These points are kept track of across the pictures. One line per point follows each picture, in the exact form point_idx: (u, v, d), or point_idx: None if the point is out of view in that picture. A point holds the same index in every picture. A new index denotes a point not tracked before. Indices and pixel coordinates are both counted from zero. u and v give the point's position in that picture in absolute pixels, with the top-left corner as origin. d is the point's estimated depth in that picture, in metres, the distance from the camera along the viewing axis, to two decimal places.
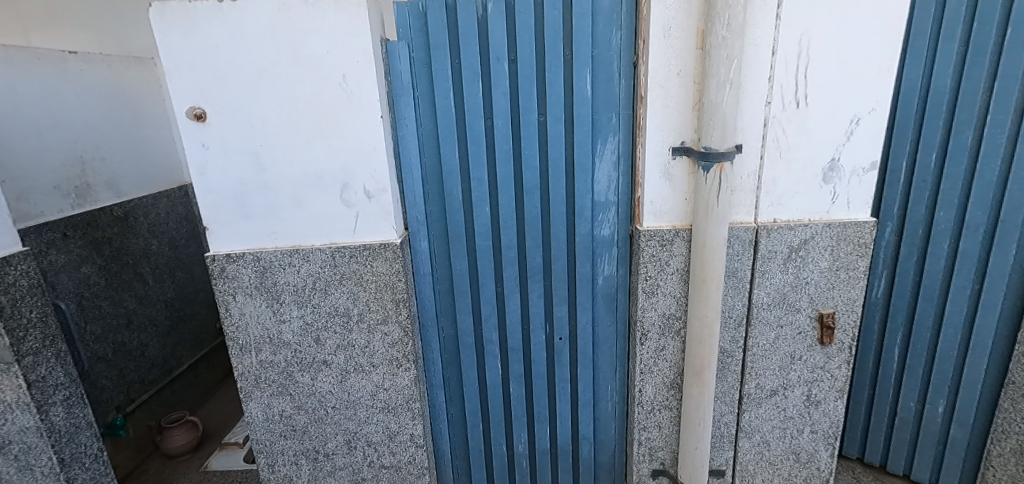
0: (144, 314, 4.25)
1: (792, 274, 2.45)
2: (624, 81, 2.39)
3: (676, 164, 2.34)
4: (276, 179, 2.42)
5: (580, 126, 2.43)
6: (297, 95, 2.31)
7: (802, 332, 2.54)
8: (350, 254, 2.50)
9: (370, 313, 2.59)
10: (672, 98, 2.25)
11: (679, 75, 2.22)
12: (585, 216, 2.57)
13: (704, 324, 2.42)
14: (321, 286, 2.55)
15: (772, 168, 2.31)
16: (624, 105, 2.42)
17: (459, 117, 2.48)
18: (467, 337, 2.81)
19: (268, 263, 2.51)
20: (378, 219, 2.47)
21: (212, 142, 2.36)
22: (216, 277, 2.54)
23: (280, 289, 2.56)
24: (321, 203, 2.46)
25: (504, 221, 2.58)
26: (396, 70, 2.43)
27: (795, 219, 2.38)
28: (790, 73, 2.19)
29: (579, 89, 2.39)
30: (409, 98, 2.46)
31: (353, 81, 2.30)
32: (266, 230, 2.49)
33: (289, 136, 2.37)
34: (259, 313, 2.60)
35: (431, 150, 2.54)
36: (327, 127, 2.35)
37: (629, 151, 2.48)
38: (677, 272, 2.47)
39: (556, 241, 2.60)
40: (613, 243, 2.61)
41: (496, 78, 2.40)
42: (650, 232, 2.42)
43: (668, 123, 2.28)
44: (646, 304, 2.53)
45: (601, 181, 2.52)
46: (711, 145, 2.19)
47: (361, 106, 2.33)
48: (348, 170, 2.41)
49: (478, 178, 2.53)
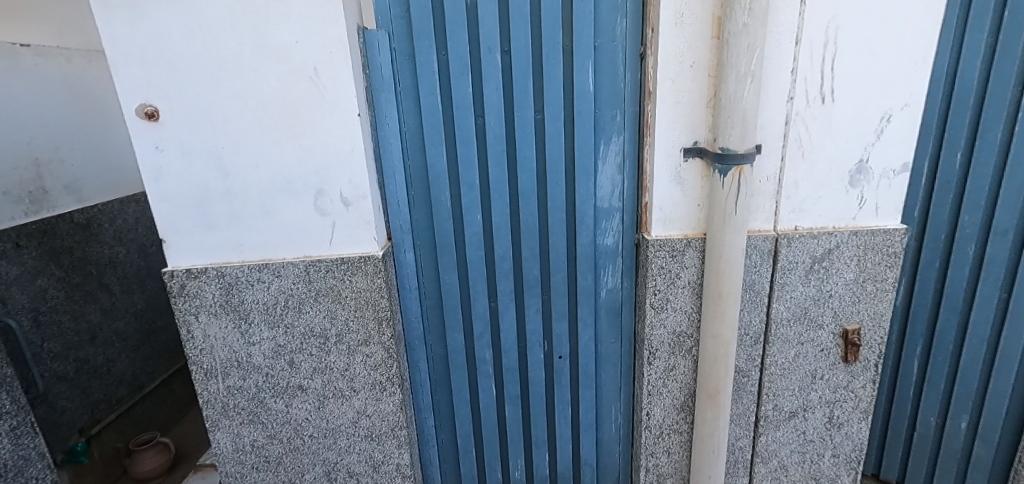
0: (109, 329, 3.95)
1: (815, 286, 2.23)
2: (630, 75, 2.15)
3: (687, 167, 2.11)
4: (241, 185, 2.16)
5: (581, 125, 2.19)
6: (262, 90, 2.05)
7: (824, 349, 2.32)
8: (326, 268, 2.25)
9: (350, 333, 2.34)
10: (685, 93, 2.02)
11: (692, 67, 1.99)
12: (587, 224, 2.33)
13: (719, 343, 2.20)
14: (295, 304, 2.30)
15: (794, 170, 2.08)
16: (630, 101, 2.18)
17: (447, 116, 2.23)
18: (457, 356, 2.55)
19: (233, 279, 2.25)
20: (357, 228, 2.21)
21: (166, 144, 2.09)
22: (175, 295, 2.27)
23: (248, 308, 2.30)
24: (293, 211, 2.20)
25: (498, 230, 2.34)
26: (374, 62, 2.17)
27: (819, 226, 2.16)
28: (816, 64, 1.96)
29: (581, 84, 2.15)
30: (390, 94, 2.20)
31: (326, 75, 2.04)
32: (231, 241, 2.23)
33: (255, 137, 2.10)
34: (225, 335, 2.33)
35: (416, 152, 2.29)
36: (298, 126, 2.09)
37: (635, 151, 2.24)
38: (688, 285, 2.25)
39: (555, 252, 2.36)
40: (618, 253, 2.38)
41: (487, 73, 2.15)
42: (659, 241, 2.19)
43: (679, 121, 2.05)
44: (654, 321, 2.30)
45: (605, 185, 2.29)
46: (729, 146, 1.95)
47: (336, 103, 2.07)
48: (322, 174, 2.15)
49: (469, 183, 2.28)
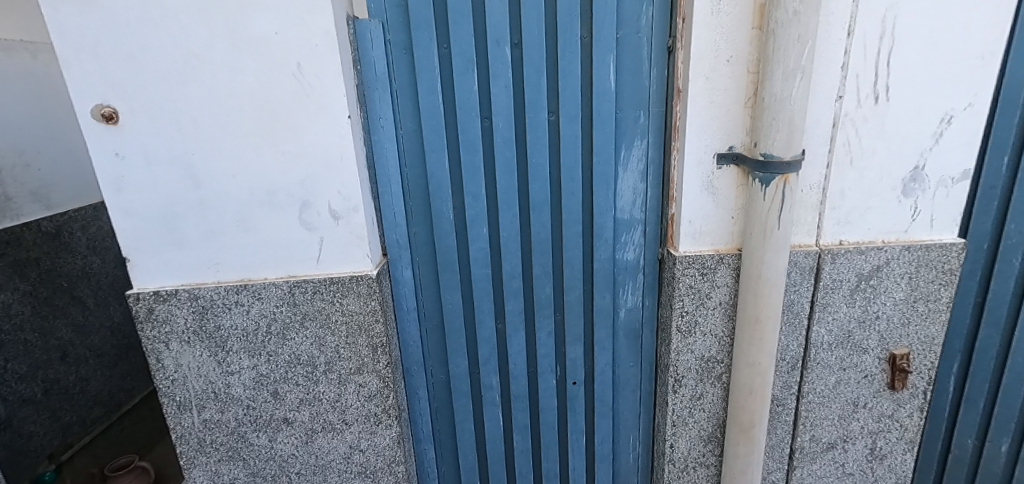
0: (83, 345, 3.67)
1: (861, 307, 2.00)
2: (655, 72, 1.91)
3: (721, 175, 1.87)
4: (216, 197, 1.90)
5: (600, 128, 1.95)
6: (238, 88, 1.78)
7: (868, 375, 2.09)
8: (313, 290, 1.99)
9: (341, 361, 2.10)
10: (720, 91, 1.78)
11: (730, 62, 1.75)
12: (606, 237, 2.09)
13: (756, 371, 1.96)
14: (279, 330, 2.05)
15: (840, 178, 1.85)
16: (655, 101, 1.94)
17: (449, 118, 1.98)
18: (461, 383, 2.31)
19: (208, 303, 2.00)
20: (349, 245, 1.97)
21: (128, 151, 1.83)
22: (143, 321, 2.01)
23: (226, 334, 2.04)
24: (276, 226, 1.94)
25: (506, 245, 2.09)
26: (366, 56, 1.91)
27: (866, 240, 1.93)
28: (870, 59, 1.73)
29: (600, 82, 1.91)
30: (385, 92, 1.95)
31: (311, 71, 1.78)
32: (205, 259, 1.97)
33: (231, 143, 1.84)
34: (200, 364, 2.08)
35: (415, 158, 2.04)
36: (278, 129, 1.83)
37: (659, 157, 2.01)
38: (719, 306, 2.01)
39: (569, 268, 2.12)
40: (639, 269, 2.15)
41: (494, 69, 1.90)
42: (688, 257, 1.95)
43: (713, 124, 1.81)
44: (680, 346, 2.07)
45: (624, 194, 2.05)
46: (773, 153, 1.71)
47: (323, 103, 1.81)
48: (308, 184, 1.90)
49: (474, 193, 2.04)
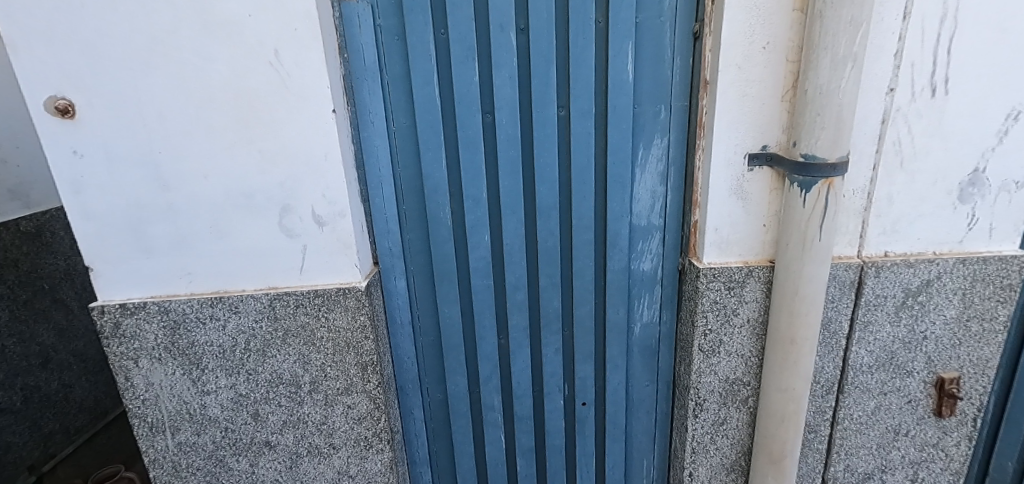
0: (66, 351, 3.49)
1: (906, 326, 1.78)
2: (679, 61, 1.70)
3: (752, 178, 1.66)
4: (186, 200, 1.70)
5: (616, 124, 1.74)
6: (207, 78, 1.58)
7: (912, 400, 1.88)
8: (295, 303, 1.80)
9: (327, 381, 1.90)
10: (753, 83, 1.56)
11: (765, 50, 1.53)
12: (620, 246, 1.89)
13: (789, 398, 1.75)
14: (258, 347, 1.85)
15: (889, 182, 1.63)
16: (678, 94, 1.73)
17: (447, 113, 1.77)
18: (459, 403, 2.11)
19: (180, 316, 1.81)
20: (336, 254, 1.77)
21: (86, 148, 1.63)
22: (109, 336, 1.82)
23: (200, 351, 1.85)
24: (254, 232, 1.74)
25: (509, 253, 1.89)
26: (354, 42, 1.70)
27: (915, 252, 1.72)
28: (929, 45, 1.51)
29: (616, 73, 1.69)
30: (375, 84, 1.74)
31: (290, 59, 1.57)
32: (177, 269, 1.78)
33: (201, 140, 1.64)
34: (172, 383, 1.89)
35: (409, 158, 1.83)
36: (254, 124, 1.62)
37: (681, 156, 1.80)
38: (746, 324, 1.81)
39: (579, 279, 1.92)
40: (656, 281, 1.95)
41: (497, 58, 1.69)
42: (714, 270, 1.74)
43: (746, 120, 1.60)
44: (703, 367, 1.86)
45: (641, 199, 1.84)
46: (816, 154, 1.49)
47: (304, 96, 1.61)
48: (289, 186, 1.70)
49: (474, 196, 1.83)
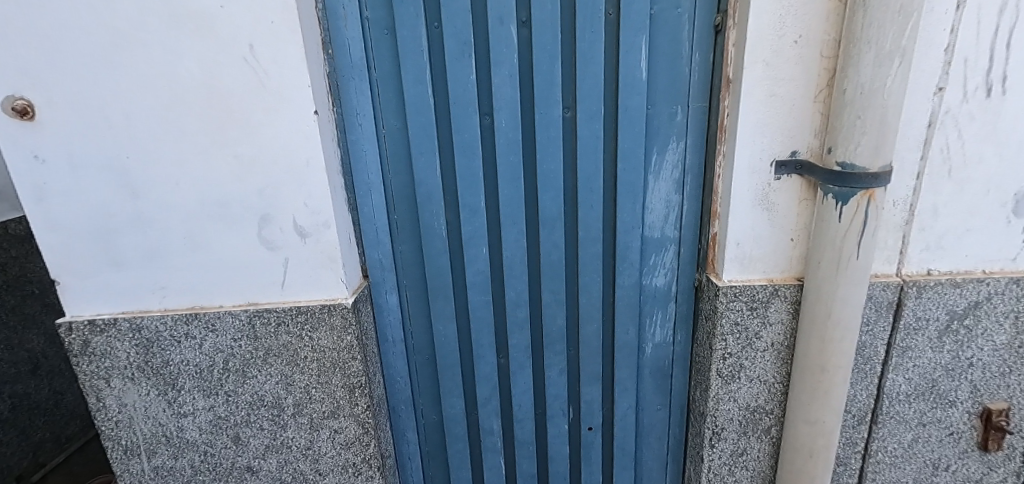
0: (57, 357, 3.37)
1: (950, 352, 1.60)
2: (697, 57, 1.53)
3: (779, 188, 1.49)
4: (157, 209, 1.56)
5: (627, 128, 1.58)
6: (178, 76, 1.44)
7: (954, 433, 1.70)
8: (276, 321, 1.66)
9: (312, 404, 1.76)
10: (782, 82, 1.39)
11: (797, 44, 1.36)
12: (631, 260, 1.72)
13: (818, 431, 1.58)
14: (237, 367, 1.72)
15: (934, 193, 1.46)
16: (696, 94, 1.56)
17: (442, 114, 1.61)
18: (456, 427, 1.96)
19: (153, 334, 1.67)
20: (320, 267, 1.63)
21: (49, 152, 1.50)
22: (78, 355, 1.70)
23: (175, 371, 1.72)
24: (231, 244, 1.60)
25: (509, 267, 1.73)
26: (339, 36, 1.55)
27: (961, 270, 1.54)
28: (985, 38, 1.32)
29: (627, 70, 1.53)
30: (363, 82, 1.58)
31: (267, 55, 1.43)
32: (150, 282, 1.64)
33: (172, 144, 1.50)
34: (146, 405, 1.76)
35: (400, 163, 1.67)
36: (228, 127, 1.48)
37: (699, 162, 1.63)
38: (770, 348, 1.64)
39: (586, 296, 1.76)
40: (670, 298, 1.79)
41: (496, 54, 1.53)
42: (735, 288, 1.57)
43: (773, 123, 1.43)
44: (721, 394, 1.69)
45: (654, 208, 1.68)
46: (855, 162, 1.32)
47: (283, 96, 1.46)
48: (268, 195, 1.55)
49: (471, 205, 1.68)
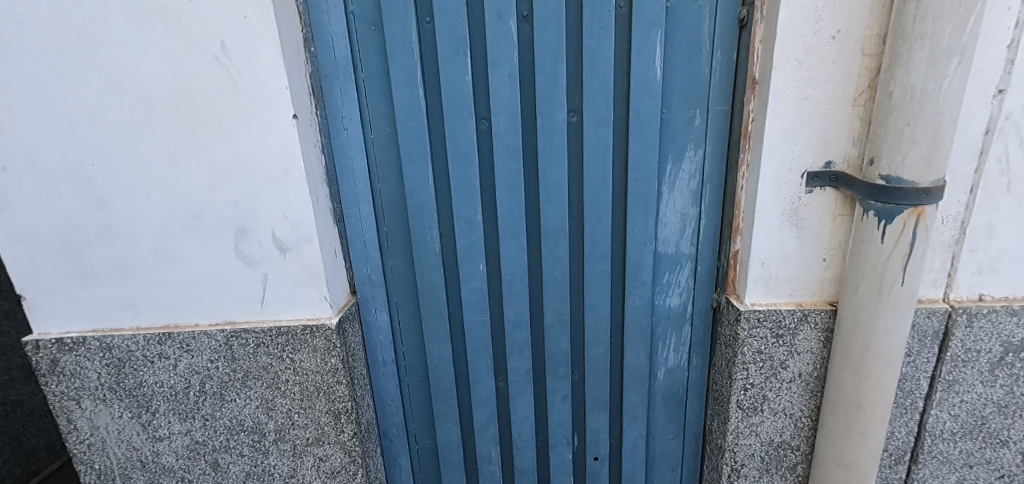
0: None
1: (1003, 387, 1.42)
2: (718, 55, 1.37)
3: (811, 202, 1.32)
4: (126, 221, 1.44)
5: (639, 134, 1.42)
6: (144, 77, 1.31)
7: (1005, 475, 1.51)
8: (254, 342, 1.53)
9: (294, 430, 1.63)
10: (816, 84, 1.23)
11: (835, 41, 1.19)
12: (642, 278, 1.57)
13: (852, 475, 1.41)
14: (214, 390, 1.59)
15: (990, 210, 1.28)
16: (716, 97, 1.40)
17: (434, 118, 1.47)
18: (451, 453, 1.82)
19: (124, 354, 1.56)
20: (302, 285, 1.50)
21: (8, 159, 1.38)
22: (47, 374, 1.59)
23: (149, 393, 1.60)
24: (206, 259, 1.48)
25: (509, 285, 1.59)
26: (322, 33, 1.41)
27: (1018, 296, 1.36)
28: None
29: (640, 70, 1.37)
30: (348, 83, 1.45)
31: (240, 53, 1.29)
32: (121, 299, 1.52)
33: (140, 151, 1.37)
34: (119, 428, 1.65)
35: (390, 171, 1.53)
36: (200, 132, 1.35)
37: (719, 172, 1.46)
38: (797, 380, 1.47)
39: (592, 317, 1.61)
40: (684, 319, 1.63)
41: (493, 52, 1.39)
42: (759, 313, 1.41)
43: (805, 130, 1.27)
44: (742, 428, 1.53)
45: (669, 223, 1.52)
46: (901, 176, 1.15)
47: (258, 98, 1.33)
48: (244, 206, 1.42)
49: (467, 218, 1.53)
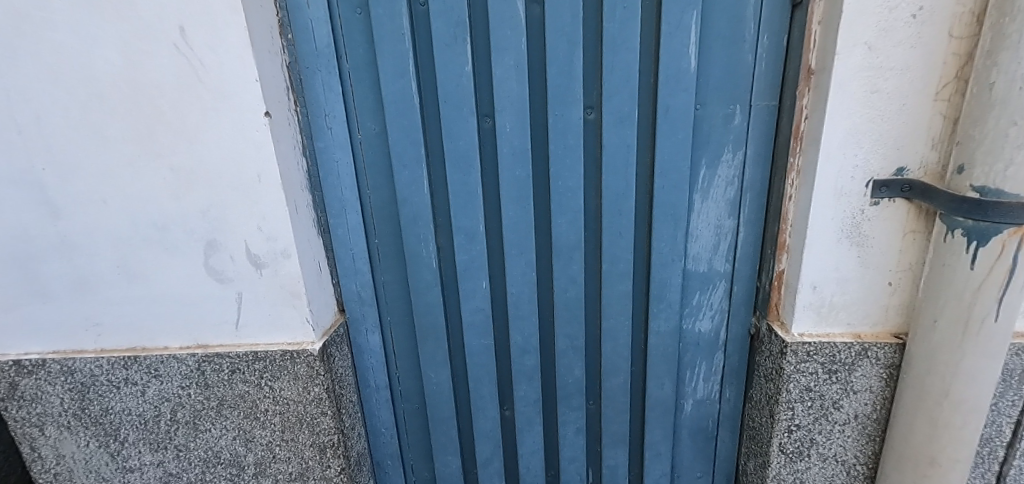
0: None
1: None
2: (765, 39, 1.15)
3: (877, 216, 1.10)
4: (82, 232, 1.27)
5: (668, 134, 1.21)
6: (95, 69, 1.14)
7: None
8: (229, 368, 1.37)
9: (276, 463, 1.47)
10: (889, 73, 1.01)
11: (915, 21, 0.97)
12: (669, 300, 1.36)
13: None
14: (187, 420, 1.43)
15: None
16: (760, 89, 1.18)
17: (430, 114, 1.28)
18: None
19: (87, 379, 1.40)
20: (281, 305, 1.32)
21: None
22: (6, 399, 1.44)
23: (116, 421, 1.45)
24: (173, 275, 1.31)
25: (515, 306, 1.40)
26: (300, 17, 1.22)
27: None
28: None
29: (670, 59, 1.16)
30: (331, 75, 1.26)
31: (202, 41, 1.11)
32: (82, 318, 1.36)
33: (94, 154, 1.20)
34: (86, 457, 1.49)
35: (380, 175, 1.35)
36: (161, 133, 1.18)
37: (761, 179, 1.25)
38: (852, 423, 1.25)
39: (610, 342, 1.41)
40: (717, 346, 1.42)
41: (497, 37, 1.18)
42: (810, 345, 1.19)
43: (873, 130, 1.05)
44: (784, 475, 1.31)
45: (700, 236, 1.31)
46: (1002, 188, 0.93)
47: (224, 94, 1.15)
48: (213, 217, 1.25)
49: (468, 230, 1.34)
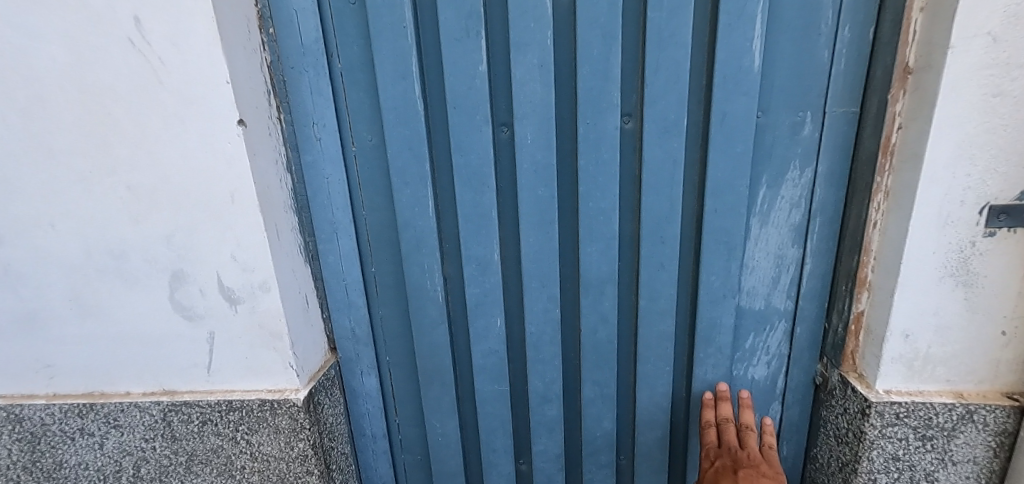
0: None
1: None
2: (846, 31, 0.94)
3: (991, 251, 0.88)
4: (28, 260, 1.08)
5: (724, 146, 1.00)
6: (38, 68, 0.95)
7: None
8: (199, 419, 1.17)
9: None
10: (1018, 72, 0.80)
11: None
12: (719, 343, 1.14)
13: None
14: (152, 476, 1.23)
15: None
16: (838, 93, 0.97)
17: (436, 122, 1.08)
18: None
19: (38, 429, 1.21)
20: (260, 347, 1.12)
21: None
22: None
23: (72, 477, 1.25)
24: (133, 310, 1.11)
25: (535, 347, 1.19)
26: (283, 9, 1.03)
27: None
28: None
29: (729, 56, 0.95)
30: (320, 77, 1.07)
31: (163, 35, 0.92)
32: (32, 358, 1.17)
33: (39, 168, 1.02)
34: None
35: (377, 193, 1.15)
36: (118, 144, 0.99)
37: (835, 200, 1.03)
38: None
39: (647, 391, 1.20)
40: (773, 397, 1.19)
41: (517, 31, 0.98)
42: (900, 406, 0.97)
43: (994, 144, 0.83)
44: None
45: (757, 268, 1.10)
46: None
47: (189, 98, 0.95)
48: (179, 244, 1.05)
49: (480, 259, 1.13)
